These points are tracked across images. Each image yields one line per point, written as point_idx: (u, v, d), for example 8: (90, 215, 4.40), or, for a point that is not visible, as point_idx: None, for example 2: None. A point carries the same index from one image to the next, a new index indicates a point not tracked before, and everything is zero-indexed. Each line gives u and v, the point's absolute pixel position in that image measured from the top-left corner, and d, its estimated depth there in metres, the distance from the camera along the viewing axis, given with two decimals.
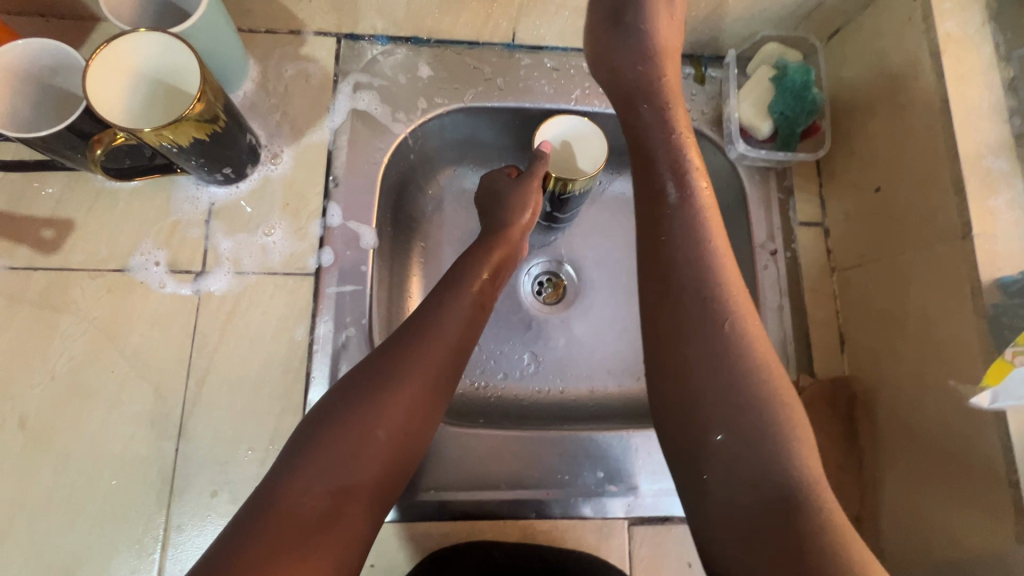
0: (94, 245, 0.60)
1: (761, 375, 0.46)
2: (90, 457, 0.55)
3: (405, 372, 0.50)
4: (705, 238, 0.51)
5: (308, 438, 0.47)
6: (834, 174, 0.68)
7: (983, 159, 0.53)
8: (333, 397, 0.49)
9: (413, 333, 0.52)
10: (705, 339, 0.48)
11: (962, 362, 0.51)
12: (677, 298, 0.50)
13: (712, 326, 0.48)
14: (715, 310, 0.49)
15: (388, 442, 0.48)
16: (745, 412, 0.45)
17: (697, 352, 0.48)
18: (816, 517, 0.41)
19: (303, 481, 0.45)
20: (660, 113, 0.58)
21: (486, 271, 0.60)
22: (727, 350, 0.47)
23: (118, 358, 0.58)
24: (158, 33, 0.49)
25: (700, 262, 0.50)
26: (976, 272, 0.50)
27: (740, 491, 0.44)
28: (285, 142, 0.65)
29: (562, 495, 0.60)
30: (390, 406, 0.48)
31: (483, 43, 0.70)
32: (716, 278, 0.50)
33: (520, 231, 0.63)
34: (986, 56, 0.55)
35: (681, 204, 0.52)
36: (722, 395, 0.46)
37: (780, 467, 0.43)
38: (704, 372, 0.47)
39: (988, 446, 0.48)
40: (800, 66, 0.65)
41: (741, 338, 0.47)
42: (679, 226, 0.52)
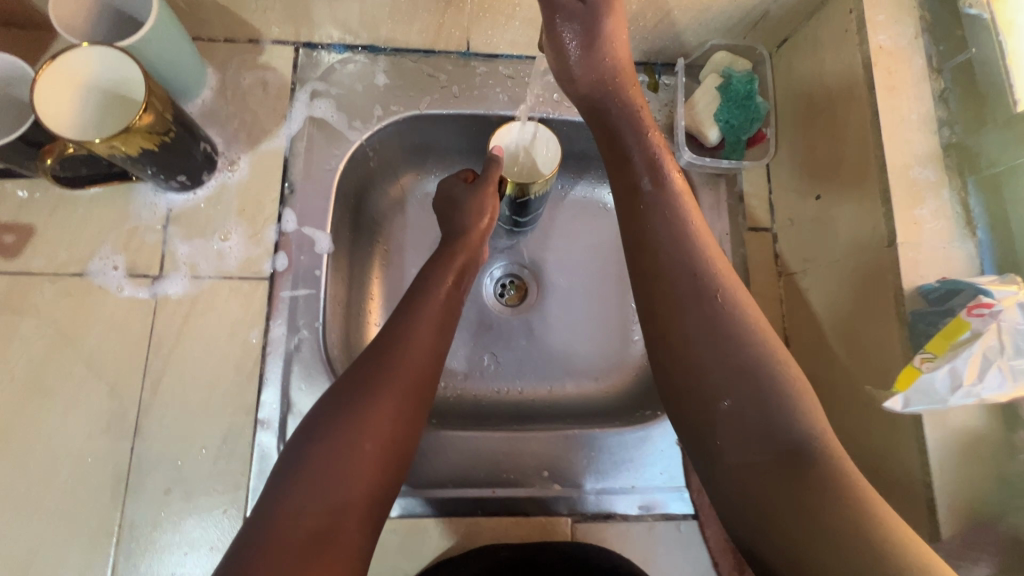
0: (53, 249, 0.62)
1: (755, 345, 0.48)
2: (48, 455, 0.57)
3: (391, 373, 0.52)
4: (686, 222, 0.53)
5: (295, 460, 0.48)
6: (781, 180, 0.70)
7: (910, 169, 0.54)
8: (315, 415, 0.50)
9: (389, 339, 0.54)
10: (708, 337, 0.49)
11: (886, 366, 0.52)
12: (672, 305, 0.51)
13: (710, 323, 0.49)
14: (705, 286, 0.51)
15: (378, 450, 0.49)
16: (747, 381, 0.47)
17: (694, 334, 0.49)
18: (833, 491, 0.43)
19: (298, 502, 0.45)
20: (628, 115, 0.59)
21: (452, 277, 0.62)
22: (722, 324, 0.49)
23: (76, 360, 0.60)
24: (105, 47, 0.51)
25: (684, 243, 0.52)
26: (899, 279, 0.52)
27: (761, 477, 0.45)
28: (242, 150, 0.67)
29: (510, 493, 0.62)
30: (376, 412, 0.50)
31: (438, 51, 0.71)
32: (703, 280, 0.51)
33: (479, 236, 0.65)
34: (917, 68, 0.56)
35: (657, 190, 0.55)
36: (730, 386, 0.47)
37: (788, 427, 0.46)
38: (706, 352, 0.49)
39: (907, 448, 0.50)
40: (745, 76, 0.67)
41: (738, 329, 0.49)
42: (663, 225, 0.53)
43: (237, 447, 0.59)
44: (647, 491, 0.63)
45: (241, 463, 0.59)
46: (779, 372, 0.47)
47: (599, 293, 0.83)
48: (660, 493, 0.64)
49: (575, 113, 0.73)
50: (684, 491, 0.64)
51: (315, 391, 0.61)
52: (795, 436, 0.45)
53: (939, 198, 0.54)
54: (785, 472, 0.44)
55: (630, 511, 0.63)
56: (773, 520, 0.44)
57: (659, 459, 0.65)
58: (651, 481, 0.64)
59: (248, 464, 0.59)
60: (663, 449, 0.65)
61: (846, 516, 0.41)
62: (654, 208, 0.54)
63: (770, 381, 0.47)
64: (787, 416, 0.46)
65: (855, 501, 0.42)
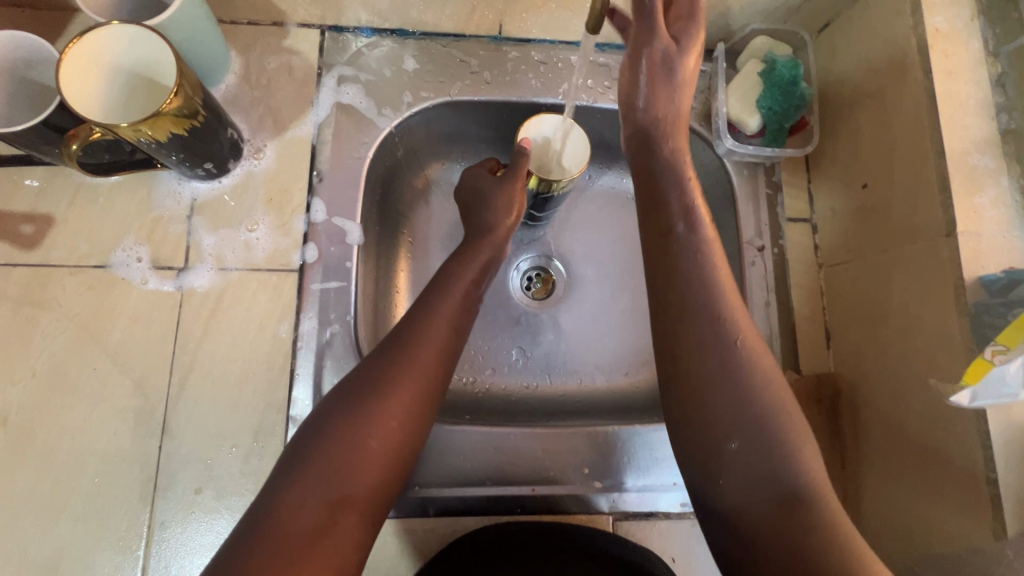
0: (74, 240, 0.59)
1: (763, 385, 0.47)
2: (74, 454, 0.55)
3: (406, 374, 0.49)
4: (714, 268, 0.52)
5: (300, 453, 0.45)
6: (822, 170, 0.68)
7: (969, 156, 0.52)
8: (322, 412, 0.48)
9: (405, 336, 0.52)
10: (711, 355, 0.48)
11: (942, 360, 0.51)
12: (687, 321, 0.50)
13: (717, 341, 0.49)
14: (724, 328, 0.49)
15: (382, 452, 0.47)
16: (754, 419, 0.46)
17: (709, 369, 0.48)
18: (822, 515, 0.42)
19: (300, 494, 0.43)
20: (668, 159, 0.58)
21: (472, 274, 0.59)
22: (737, 365, 0.48)
23: (100, 356, 0.57)
24: (134, 26, 0.48)
25: (709, 284, 0.51)
26: (960, 270, 0.50)
27: (751, 496, 0.44)
28: (268, 137, 0.64)
29: (550, 492, 0.60)
30: (386, 412, 0.47)
31: (469, 35, 0.69)
32: (718, 304, 0.50)
33: (506, 233, 0.63)
34: (974, 52, 0.54)
35: (688, 236, 0.53)
36: (736, 407, 0.46)
37: (793, 470, 0.44)
38: (716, 384, 0.47)
39: (968, 444, 0.48)
40: (790, 60, 0.65)
41: (747, 356, 0.48)
42: (692, 272, 0.51)
43: (268, 444, 0.57)
44: None
45: (273, 461, 0.57)
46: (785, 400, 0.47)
47: (627, 286, 0.81)
48: None
49: (611, 100, 0.71)
50: None
51: None
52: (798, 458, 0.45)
53: (999, 186, 0.52)
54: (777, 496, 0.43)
55: (672, 509, 0.61)
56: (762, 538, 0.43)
57: None
58: None
59: None
60: None
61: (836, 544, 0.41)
62: (687, 254, 0.52)
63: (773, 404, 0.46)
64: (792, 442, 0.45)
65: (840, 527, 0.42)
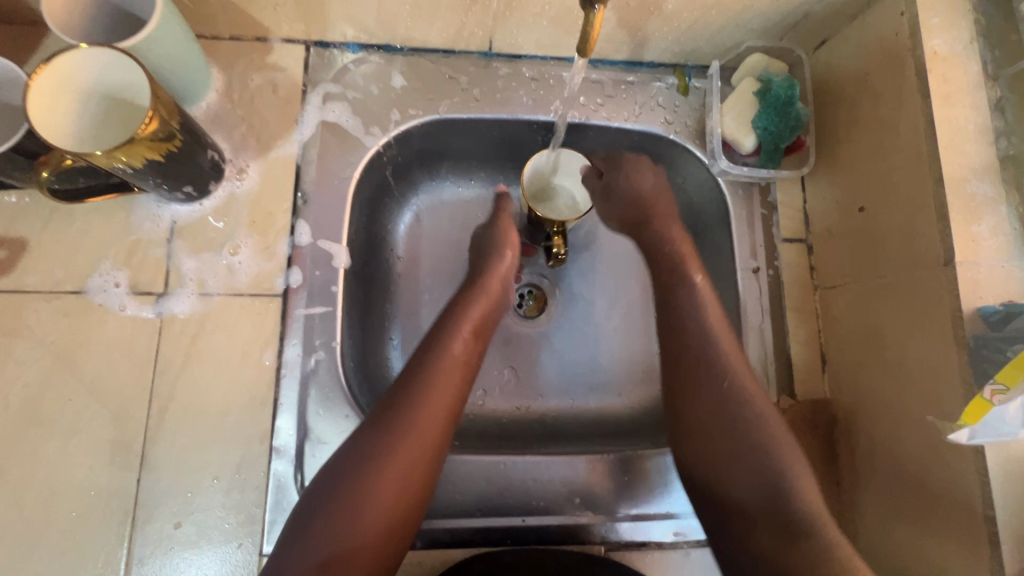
0: (49, 265, 0.57)
1: (755, 416, 0.54)
2: (48, 489, 0.53)
3: (407, 436, 0.49)
4: (704, 317, 0.59)
5: (300, 524, 0.46)
6: (817, 190, 0.67)
7: (967, 183, 0.51)
8: (323, 480, 0.48)
9: (404, 401, 0.51)
10: (713, 400, 0.55)
11: (941, 391, 0.50)
12: (690, 369, 0.57)
13: (717, 387, 0.55)
14: (715, 369, 0.56)
15: (379, 523, 0.47)
16: (748, 447, 0.52)
17: (705, 407, 0.55)
18: (817, 533, 0.48)
19: (301, 565, 0.44)
20: (658, 230, 0.65)
21: (472, 330, 0.57)
22: (728, 400, 0.54)
23: (75, 386, 0.55)
24: (104, 48, 0.46)
25: (703, 332, 0.58)
26: (958, 300, 0.49)
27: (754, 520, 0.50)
28: (251, 157, 0.62)
29: (541, 522, 0.59)
30: (382, 483, 0.47)
31: (459, 51, 0.67)
32: (714, 354, 0.57)
33: (500, 279, 0.62)
34: (973, 75, 0.53)
35: (684, 294, 0.60)
36: (742, 445, 0.53)
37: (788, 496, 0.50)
38: (711, 422, 0.54)
39: (965, 479, 0.47)
40: (785, 80, 0.63)
41: (740, 400, 0.54)
42: (688, 326, 0.58)
43: (251, 477, 0.56)
44: (682, 516, 0.61)
45: (256, 494, 0.55)
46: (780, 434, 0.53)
47: (621, 305, 0.79)
48: (694, 519, 0.61)
49: (604, 118, 0.69)
50: None
51: (334, 416, 0.58)
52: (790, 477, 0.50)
53: (998, 214, 0.51)
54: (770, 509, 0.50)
55: (665, 539, 0.60)
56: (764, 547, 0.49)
57: None
58: (686, 507, 0.61)
59: (263, 495, 0.55)
60: None
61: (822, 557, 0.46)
62: (688, 308, 0.59)
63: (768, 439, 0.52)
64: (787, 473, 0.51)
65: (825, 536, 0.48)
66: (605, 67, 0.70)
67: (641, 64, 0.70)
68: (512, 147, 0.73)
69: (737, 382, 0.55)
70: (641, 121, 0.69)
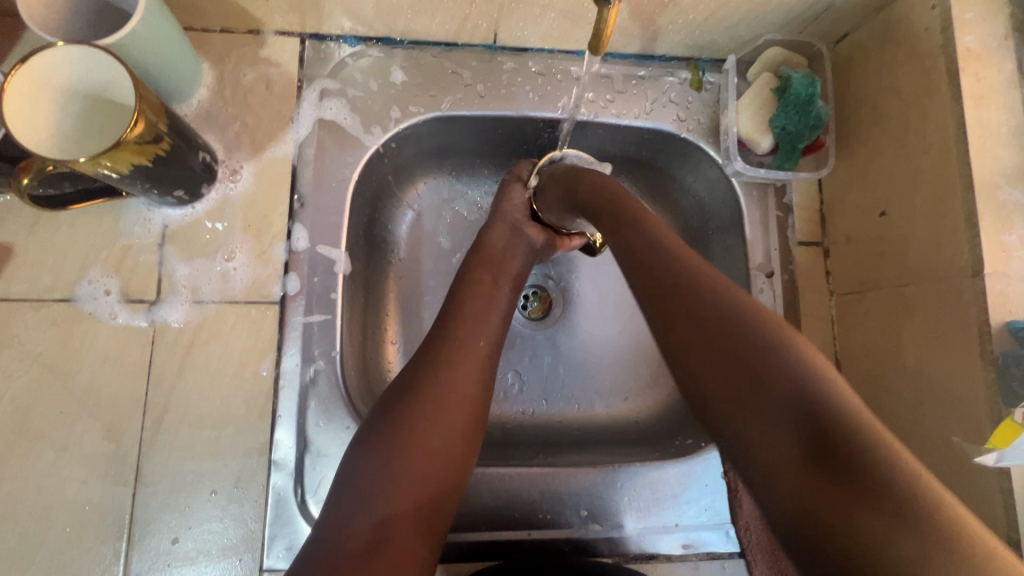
0: (35, 273, 0.55)
1: (734, 292, 0.40)
2: (40, 504, 0.52)
3: (447, 378, 0.49)
4: (663, 237, 0.46)
5: (348, 472, 0.45)
6: (836, 192, 0.64)
7: (999, 190, 0.48)
8: (369, 425, 0.47)
9: (442, 346, 0.51)
10: (700, 326, 0.40)
11: (968, 409, 0.48)
12: (659, 285, 0.43)
13: (703, 310, 0.40)
14: (666, 261, 0.44)
15: (433, 462, 0.46)
16: (731, 325, 0.39)
17: (670, 292, 0.42)
18: (873, 449, 0.31)
19: (358, 511, 0.42)
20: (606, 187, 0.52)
21: (506, 282, 0.59)
22: (694, 284, 0.42)
23: (67, 399, 0.54)
24: (86, 45, 0.43)
25: (649, 228, 0.46)
26: (985, 314, 0.47)
27: (762, 424, 0.35)
28: (245, 157, 0.60)
29: (548, 534, 0.58)
30: (429, 423, 0.46)
31: (462, 44, 0.64)
32: (688, 278, 0.42)
33: (495, 247, 0.60)
34: (1008, 74, 0.50)
35: (630, 224, 0.47)
36: (706, 344, 0.39)
37: (821, 406, 0.33)
38: (681, 304, 0.41)
39: (991, 501, 0.46)
40: (806, 77, 0.60)
41: (741, 315, 0.39)
42: (637, 237, 0.46)
43: (250, 491, 0.54)
44: (691, 529, 0.60)
45: (255, 508, 0.54)
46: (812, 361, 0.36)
47: (628, 307, 0.76)
48: (702, 531, 0.60)
49: (613, 115, 0.66)
50: (729, 528, 0.60)
51: (334, 427, 0.56)
52: (825, 412, 0.33)
53: None
54: (806, 461, 0.33)
55: (674, 551, 0.59)
56: (815, 508, 0.32)
57: (703, 495, 0.61)
58: (696, 519, 0.60)
59: (262, 509, 0.54)
60: (707, 483, 0.61)
61: (886, 477, 0.30)
62: (644, 248, 0.45)
63: (786, 363, 0.36)
64: (804, 381, 0.35)
65: (876, 445, 0.31)
66: (615, 61, 0.66)
67: (652, 57, 0.67)
68: (518, 144, 0.70)
69: (728, 306, 0.40)
70: (652, 118, 0.66)
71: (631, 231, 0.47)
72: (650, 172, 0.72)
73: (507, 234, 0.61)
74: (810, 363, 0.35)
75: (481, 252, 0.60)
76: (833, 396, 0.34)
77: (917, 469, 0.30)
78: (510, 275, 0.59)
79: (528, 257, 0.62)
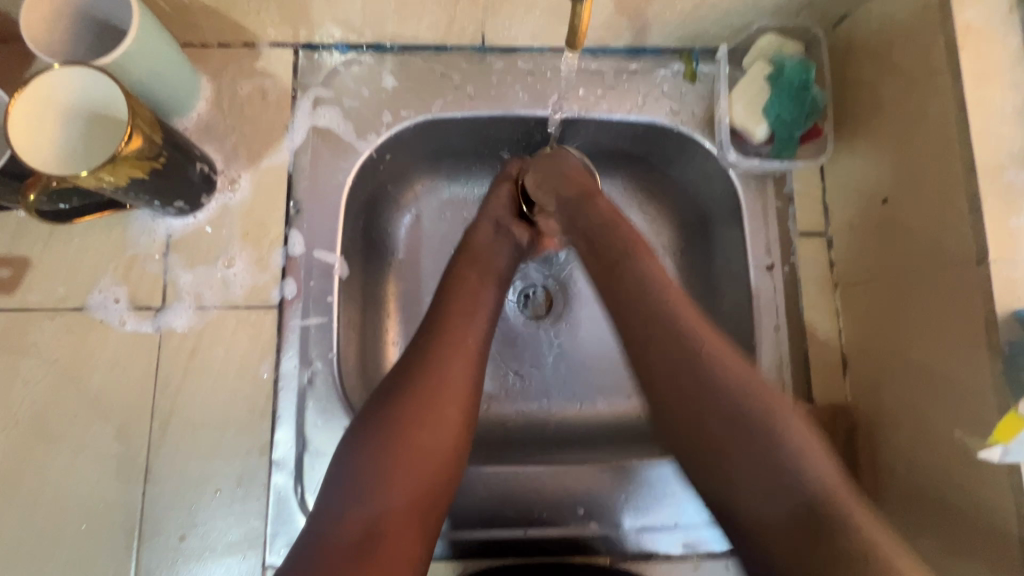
0: (51, 283, 0.58)
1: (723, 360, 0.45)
2: (58, 502, 0.55)
3: (435, 375, 0.49)
4: (657, 283, 0.50)
5: (338, 469, 0.45)
6: (839, 180, 0.62)
7: (1004, 172, 0.46)
8: (359, 423, 0.48)
9: (428, 343, 0.52)
10: (687, 390, 0.45)
11: (975, 402, 0.46)
12: (651, 335, 0.47)
13: (693, 371, 0.45)
14: (664, 316, 0.47)
15: (421, 457, 0.46)
16: (715, 394, 0.44)
17: (662, 350, 0.46)
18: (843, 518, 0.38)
19: (348, 506, 0.43)
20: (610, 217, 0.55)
21: (495, 280, 0.59)
22: (683, 337, 0.46)
23: (81, 402, 0.56)
24: (82, 67, 0.46)
25: (643, 274, 0.50)
26: (991, 302, 0.45)
27: (761, 479, 0.41)
28: (243, 167, 0.62)
29: (544, 533, 0.59)
30: (418, 418, 0.47)
31: (451, 47, 0.65)
32: (699, 348, 0.46)
33: (481, 245, 0.61)
34: (1013, 50, 0.47)
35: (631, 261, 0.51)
36: (694, 398, 0.44)
37: (788, 458, 0.41)
38: (676, 364, 0.45)
39: (1001, 499, 0.43)
40: (800, 63, 0.59)
41: (727, 381, 0.44)
42: (632, 279, 0.50)
43: (252, 489, 0.56)
44: (691, 528, 0.59)
45: (257, 506, 0.56)
46: (782, 425, 0.42)
47: None
48: (703, 529, 0.59)
49: (604, 110, 0.65)
50: None
51: (332, 427, 0.57)
52: (807, 484, 0.40)
53: None
54: (800, 524, 0.39)
55: (674, 550, 0.58)
56: (784, 546, 0.40)
57: None
58: (694, 518, 0.59)
59: (264, 507, 0.56)
60: None
61: (843, 537, 0.38)
62: (637, 288, 0.50)
63: (759, 423, 0.43)
64: (780, 446, 0.42)
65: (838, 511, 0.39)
66: (606, 56, 0.66)
67: (644, 50, 0.66)
68: (512, 144, 0.70)
69: (714, 385, 0.44)
70: (645, 112, 0.65)
71: (625, 267, 0.51)
72: (647, 167, 0.71)
73: (491, 232, 0.62)
74: (797, 445, 0.42)
75: (467, 250, 0.61)
76: (805, 463, 0.41)
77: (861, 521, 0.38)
78: (497, 272, 0.60)
79: (513, 256, 0.62)
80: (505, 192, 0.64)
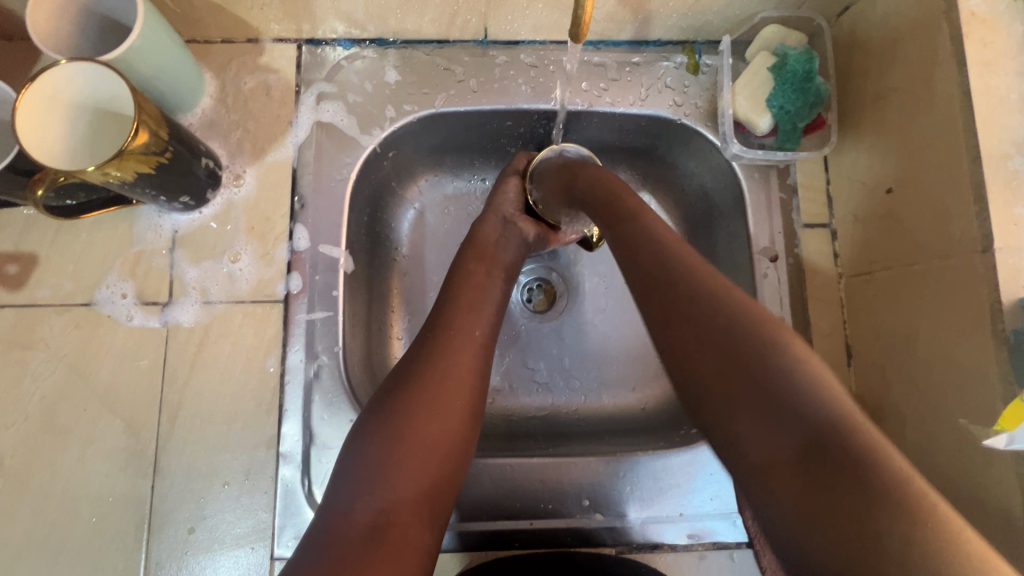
0: (59, 279, 0.59)
1: (736, 306, 0.39)
2: (68, 495, 0.55)
3: (442, 368, 0.50)
4: (656, 233, 0.45)
5: (347, 462, 0.46)
6: (843, 170, 0.62)
7: (1009, 160, 0.45)
8: (368, 416, 0.48)
9: (435, 336, 0.52)
10: (686, 322, 0.40)
11: (980, 392, 0.46)
12: (645, 267, 0.44)
13: (687, 291, 0.41)
14: (666, 259, 0.43)
15: (430, 450, 0.46)
16: (721, 333, 0.38)
17: (656, 273, 0.43)
18: (888, 496, 0.30)
19: (358, 499, 0.43)
20: (603, 184, 0.53)
21: (501, 272, 0.60)
22: (679, 270, 0.42)
23: (90, 397, 0.57)
24: (89, 62, 0.46)
25: (638, 224, 0.47)
26: (996, 291, 0.45)
27: (773, 438, 0.34)
28: (247, 162, 0.62)
29: (549, 524, 0.59)
30: (425, 411, 0.47)
31: (454, 41, 0.65)
32: (701, 285, 0.41)
33: (488, 240, 0.61)
34: (1017, 37, 0.47)
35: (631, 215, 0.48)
36: (693, 336, 0.39)
37: (809, 405, 0.33)
38: (667, 286, 0.42)
39: (1007, 486, 0.43)
40: (803, 53, 0.59)
41: (741, 326, 0.38)
42: (632, 229, 0.47)
43: (259, 482, 0.56)
44: (696, 519, 0.59)
45: (265, 498, 0.56)
46: (817, 389, 0.34)
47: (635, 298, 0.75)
48: (708, 520, 0.59)
49: (607, 103, 0.65)
50: (736, 517, 0.59)
51: (338, 420, 0.58)
52: (815, 409, 0.33)
53: None
54: (805, 464, 0.32)
55: (679, 541, 0.59)
56: (817, 510, 0.31)
57: (708, 484, 0.60)
58: (700, 509, 0.59)
59: (271, 499, 0.56)
60: (711, 472, 0.60)
61: (867, 456, 0.31)
62: (639, 240, 0.46)
63: (779, 371, 0.35)
64: (815, 416, 0.33)
65: (892, 495, 0.30)
66: (608, 48, 0.66)
67: (646, 43, 0.66)
68: (515, 138, 0.70)
69: (721, 307, 0.39)
70: (648, 104, 0.65)
71: (624, 227, 0.47)
72: (650, 160, 0.72)
73: (498, 227, 0.62)
74: (823, 392, 0.34)
75: (474, 244, 0.61)
76: (821, 397, 0.34)
77: (901, 464, 0.31)
78: (502, 265, 0.60)
79: (521, 250, 0.62)
80: (511, 186, 0.65)
